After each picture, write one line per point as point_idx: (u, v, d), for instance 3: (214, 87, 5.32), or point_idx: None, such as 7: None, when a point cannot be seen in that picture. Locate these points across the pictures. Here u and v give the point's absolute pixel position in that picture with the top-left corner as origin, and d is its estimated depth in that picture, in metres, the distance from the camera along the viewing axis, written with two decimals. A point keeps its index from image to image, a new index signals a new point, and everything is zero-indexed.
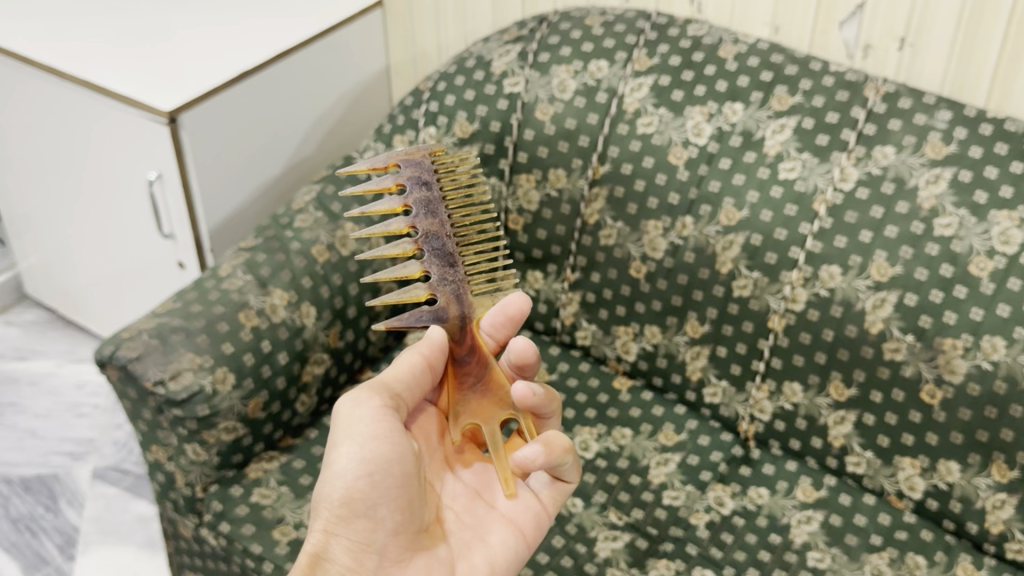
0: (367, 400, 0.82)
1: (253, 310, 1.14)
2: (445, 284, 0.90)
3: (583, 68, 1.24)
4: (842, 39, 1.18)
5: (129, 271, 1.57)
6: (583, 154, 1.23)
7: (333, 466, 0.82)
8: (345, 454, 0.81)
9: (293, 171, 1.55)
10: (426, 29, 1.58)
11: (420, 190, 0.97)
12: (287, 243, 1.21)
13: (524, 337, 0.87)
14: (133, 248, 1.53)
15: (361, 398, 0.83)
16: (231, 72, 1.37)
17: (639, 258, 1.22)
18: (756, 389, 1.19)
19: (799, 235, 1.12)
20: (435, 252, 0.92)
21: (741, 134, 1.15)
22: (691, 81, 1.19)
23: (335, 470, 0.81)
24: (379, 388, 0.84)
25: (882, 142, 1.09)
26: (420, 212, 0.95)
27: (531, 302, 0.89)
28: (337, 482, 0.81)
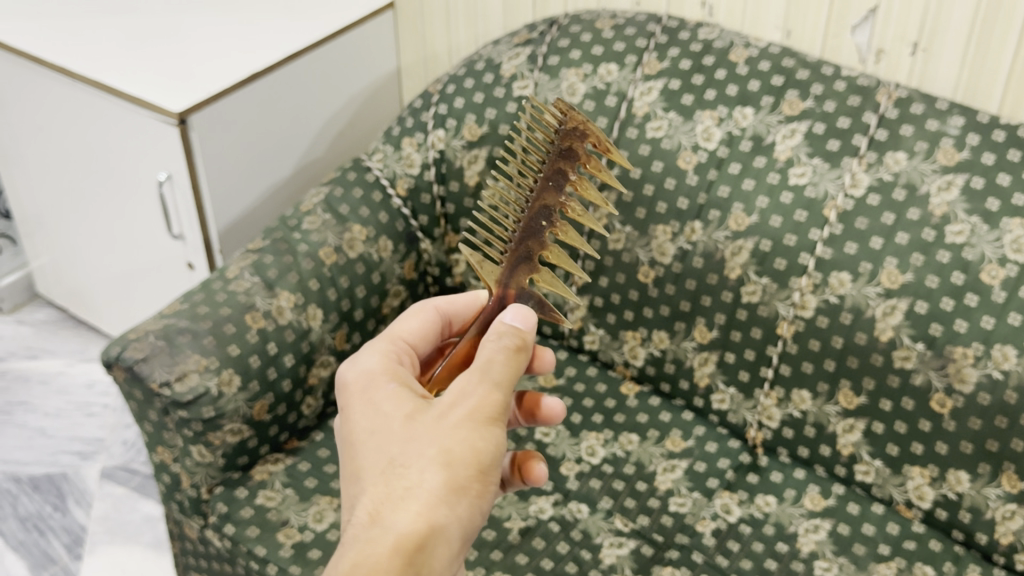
0: (498, 398, 0.68)
1: (261, 312, 1.14)
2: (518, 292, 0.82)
3: (593, 71, 1.24)
4: (854, 44, 1.17)
5: (140, 272, 1.58)
6: None
7: (458, 454, 0.65)
8: (482, 449, 0.65)
9: (303, 172, 1.55)
10: (436, 31, 1.58)
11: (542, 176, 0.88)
12: (295, 245, 1.21)
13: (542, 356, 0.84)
14: (143, 248, 1.53)
15: (491, 398, 0.68)
16: (242, 73, 1.37)
17: (648, 263, 1.22)
18: (764, 396, 1.18)
19: (809, 241, 1.11)
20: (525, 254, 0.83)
21: (751, 139, 1.15)
22: (702, 85, 1.19)
23: (470, 456, 0.65)
24: (505, 389, 0.69)
25: (894, 148, 1.09)
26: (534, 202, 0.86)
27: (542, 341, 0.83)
28: (471, 474, 0.64)
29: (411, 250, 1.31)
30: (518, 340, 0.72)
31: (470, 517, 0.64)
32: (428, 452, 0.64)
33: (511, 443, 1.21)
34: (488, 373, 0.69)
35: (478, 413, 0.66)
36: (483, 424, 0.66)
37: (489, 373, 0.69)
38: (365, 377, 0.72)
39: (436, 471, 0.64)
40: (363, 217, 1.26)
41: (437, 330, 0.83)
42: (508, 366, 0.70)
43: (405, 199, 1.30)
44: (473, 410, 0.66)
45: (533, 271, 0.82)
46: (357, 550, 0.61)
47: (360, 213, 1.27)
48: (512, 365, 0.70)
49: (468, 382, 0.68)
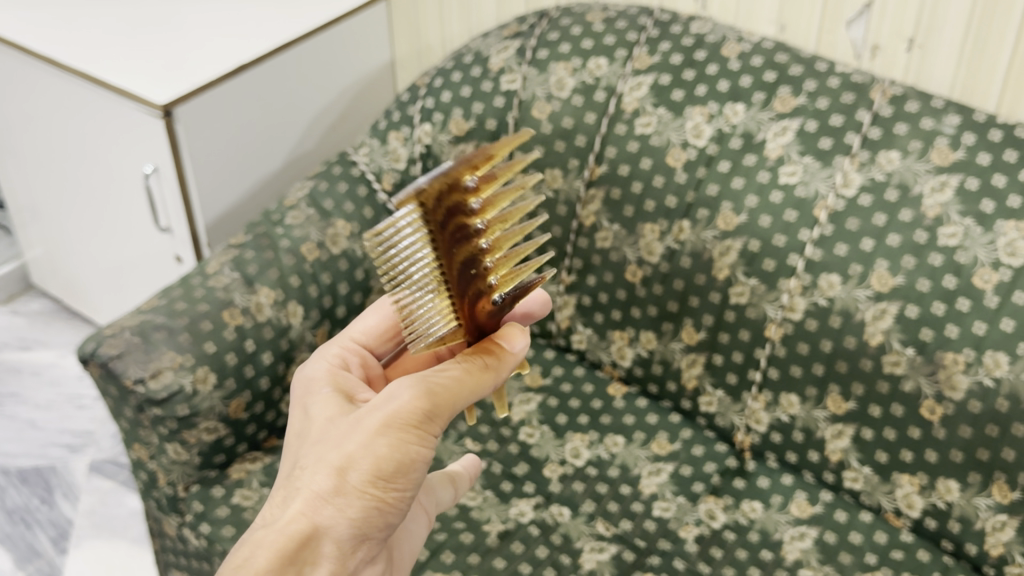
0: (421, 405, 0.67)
1: (239, 309, 1.12)
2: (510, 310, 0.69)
3: (582, 65, 1.21)
4: (850, 39, 1.14)
5: (129, 265, 1.56)
6: (580, 154, 1.20)
7: (356, 464, 0.65)
8: (382, 456, 0.66)
9: (292, 165, 1.53)
10: (430, 22, 1.55)
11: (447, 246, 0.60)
12: (277, 241, 1.20)
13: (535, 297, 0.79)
14: (131, 242, 1.52)
15: (412, 410, 0.66)
16: (229, 66, 1.35)
17: (636, 262, 1.19)
18: (753, 399, 1.15)
19: (799, 242, 1.08)
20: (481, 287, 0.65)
21: (741, 136, 1.13)
22: (692, 80, 1.16)
23: (368, 463, 0.65)
24: (437, 397, 0.67)
25: (887, 147, 1.06)
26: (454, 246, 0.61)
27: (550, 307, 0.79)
28: (365, 481, 0.65)
29: None
30: (485, 352, 0.68)
31: (365, 519, 0.66)
32: (326, 456, 0.66)
33: (494, 443, 1.19)
34: (422, 380, 0.67)
35: (396, 418, 0.66)
36: (394, 432, 0.66)
37: (425, 379, 0.67)
38: (309, 381, 0.76)
39: (326, 474, 0.66)
40: (347, 212, 1.25)
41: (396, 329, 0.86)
42: (453, 376, 0.67)
43: (391, 193, 1.28)
44: (387, 415, 0.66)
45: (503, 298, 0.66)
46: (244, 548, 0.65)
47: (344, 208, 1.25)
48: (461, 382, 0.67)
49: (395, 387, 0.68)
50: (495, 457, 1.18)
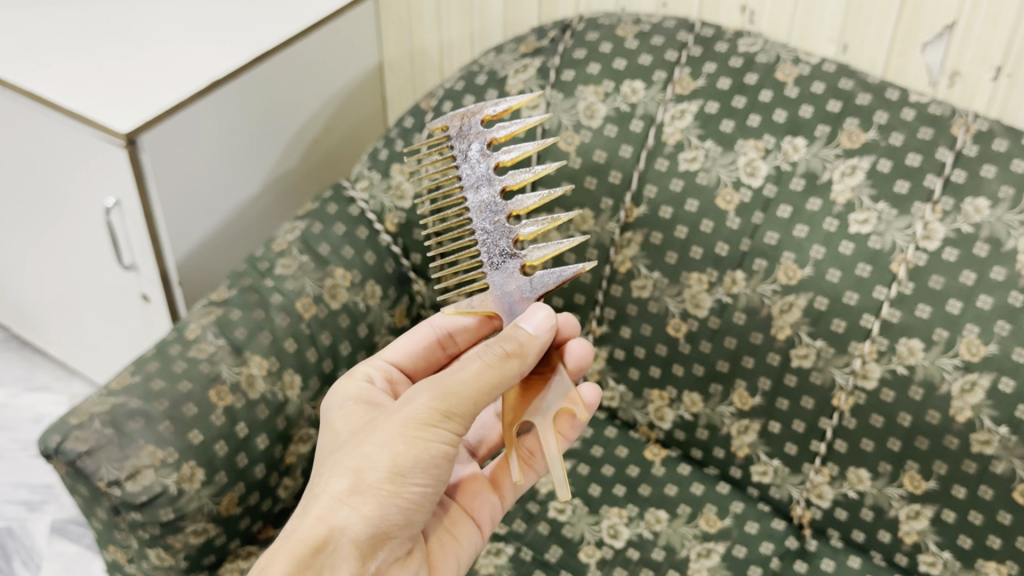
0: (442, 398, 0.72)
1: (227, 386, 0.96)
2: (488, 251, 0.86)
3: (615, 90, 1.06)
4: (924, 63, 1.00)
5: (88, 302, 1.38)
6: (614, 193, 1.06)
7: (385, 461, 0.71)
8: (404, 453, 0.71)
9: (272, 187, 1.36)
10: (424, 22, 1.38)
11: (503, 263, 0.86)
12: (267, 296, 1.04)
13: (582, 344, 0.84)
14: (92, 278, 1.34)
15: (441, 403, 0.72)
16: (200, 83, 1.17)
17: (679, 315, 1.05)
18: (815, 472, 1.02)
19: (873, 301, 0.95)
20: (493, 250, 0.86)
21: (804, 176, 0.99)
22: (744, 109, 1.02)
23: (387, 460, 0.70)
24: (449, 390, 0.72)
25: (974, 193, 0.93)
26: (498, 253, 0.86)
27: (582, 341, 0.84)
28: (382, 477, 0.70)
29: (402, 294, 1.14)
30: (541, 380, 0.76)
31: (382, 514, 0.71)
32: (354, 454, 0.72)
33: (522, 522, 1.05)
34: (440, 384, 0.72)
35: (412, 420, 0.71)
36: (413, 432, 0.71)
37: (443, 383, 0.72)
38: (333, 401, 0.85)
39: (345, 476, 0.71)
40: (347, 258, 1.09)
41: (432, 347, 0.92)
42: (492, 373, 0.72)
43: (395, 235, 1.13)
44: (405, 419, 0.72)
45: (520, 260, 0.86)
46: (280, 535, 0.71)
47: (343, 254, 1.09)
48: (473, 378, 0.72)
49: (418, 389, 0.73)
50: (524, 540, 1.04)
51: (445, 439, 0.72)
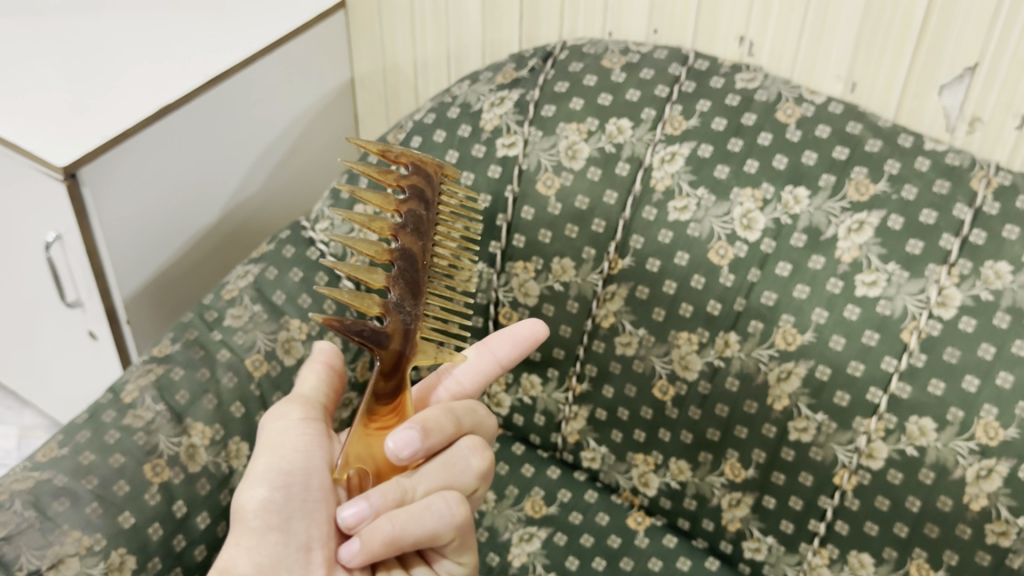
0: (283, 406, 0.72)
1: (165, 459, 0.87)
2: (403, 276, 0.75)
3: (599, 128, 0.96)
4: (941, 107, 0.91)
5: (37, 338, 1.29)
6: (597, 242, 0.96)
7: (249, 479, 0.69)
8: (256, 468, 0.69)
9: (232, 215, 1.26)
10: (398, 39, 1.27)
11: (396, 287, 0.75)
12: (214, 353, 0.95)
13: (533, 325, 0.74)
14: (39, 316, 1.24)
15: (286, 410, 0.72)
16: (147, 109, 1.07)
17: (666, 377, 0.96)
18: (813, 553, 0.94)
19: (881, 373, 0.86)
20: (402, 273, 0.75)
21: (806, 232, 0.89)
22: (741, 153, 0.92)
23: (249, 473, 0.69)
24: (298, 396, 0.73)
25: (994, 256, 0.84)
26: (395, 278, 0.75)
27: (542, 328, 0.74)
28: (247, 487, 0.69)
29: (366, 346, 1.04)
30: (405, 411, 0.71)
31: (264, 519, 0.68)
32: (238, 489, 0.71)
33: None
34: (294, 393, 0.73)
35: (266, 426, 0.71)
36: (266, 438, 0.70)
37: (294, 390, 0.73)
38: None
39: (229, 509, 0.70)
40: (304, 308, 1.00)
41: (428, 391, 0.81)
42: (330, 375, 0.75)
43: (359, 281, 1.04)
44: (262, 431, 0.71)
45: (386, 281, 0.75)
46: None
47: (299, 303, 1.00)
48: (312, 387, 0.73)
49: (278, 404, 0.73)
50: None
51: (293, 434, 0.70)
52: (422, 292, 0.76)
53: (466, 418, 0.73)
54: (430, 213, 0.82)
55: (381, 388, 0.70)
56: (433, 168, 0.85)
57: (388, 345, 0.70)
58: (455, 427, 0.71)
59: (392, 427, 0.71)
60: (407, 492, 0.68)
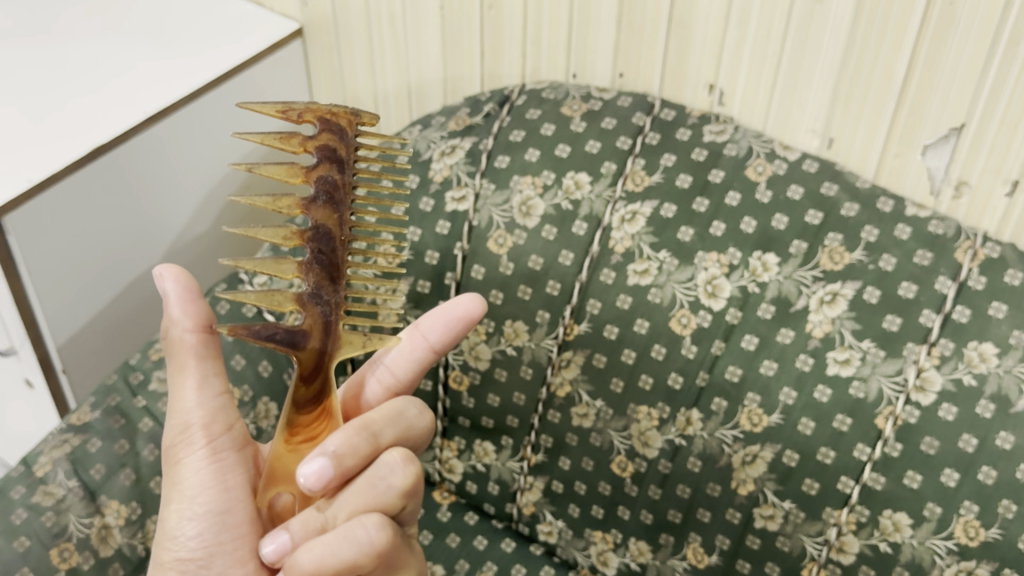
0: (180, 429, 0.61)
1: (75, 543, 0.81)
2: (321, 259, 0.61)
3: (555, 182, 0.89)
4: (925, 169, 0.83)
5: None
6: (551, 306, 0.89)
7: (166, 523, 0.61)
8: (171, 510, 0.61)
9: (177, 254, 1.19)
10: (357, 71, 1.19)
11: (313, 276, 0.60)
12: (137, 421, 0.88)
13: (468, 302, 0.62)
14: None
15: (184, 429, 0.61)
16: (85, 146, 1.00)
17: (625, 453, 0.89)
18: None
19: (853, 462, 0.79)
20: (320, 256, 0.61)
21: (774, 303, 0.82)
22: (707, 213, 0.85)
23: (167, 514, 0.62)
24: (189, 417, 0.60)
25: (979, 337, 0.76)
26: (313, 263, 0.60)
27: (479, 304, 0.62)
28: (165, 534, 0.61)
29: None
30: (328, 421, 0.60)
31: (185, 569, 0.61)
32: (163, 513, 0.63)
33: None
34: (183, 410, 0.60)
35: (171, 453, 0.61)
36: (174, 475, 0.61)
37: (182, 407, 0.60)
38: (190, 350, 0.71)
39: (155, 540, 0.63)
40: (236, 370, 0.91)
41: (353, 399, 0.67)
42: (217, 363, 0.61)
43: None
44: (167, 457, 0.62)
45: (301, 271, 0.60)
46: None
47: None
48: (196, 394, 0.60)
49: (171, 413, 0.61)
50: None
51: (197, 471, 0.60)
52: (345, 274, 0.61)
53: (385, 431, 0.60)
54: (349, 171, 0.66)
55: (300, 395, 0.58)
56: (346, 119, 0.69)
57: (305, 344, 0.58)
58: (372, 446, 0.59)
59: (318, 438, 0.60)
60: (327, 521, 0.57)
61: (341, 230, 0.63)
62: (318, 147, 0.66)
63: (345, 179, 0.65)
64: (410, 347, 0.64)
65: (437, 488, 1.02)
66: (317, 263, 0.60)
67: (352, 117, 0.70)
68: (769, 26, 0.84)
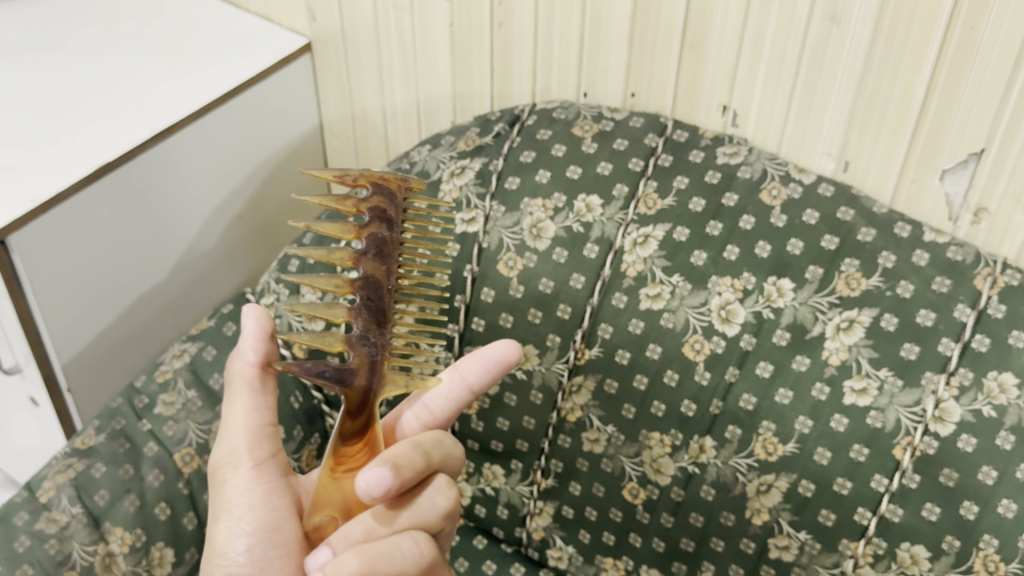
0: (227, 452, 0.63)
1: (79, 572, 0.79)
2: (368, 307, 0.63)
3: (566, 204, 0.88)
4: (943, 194, 0.82)
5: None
6: (562, 330, 0.88)
7: (213, 542, 0.63)
8: (219, 528, 0.63)
9: (183, 273, 1.17)
10: (365, 86, 1.18)
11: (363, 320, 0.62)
12: (141, 446, 0.87)
13: (507, 346, 0.61)
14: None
15: (232, 452, 0.63)
16: (89, 166, 0.99)
17: (637, 479, 0.87)
18: None
19: (870, 492, 0.78)
20: (369, 304, 0.63)
21: (789, 329, 0.80)
22: (720, 237, 0.84)
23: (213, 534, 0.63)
24: (239, 439, 0.63)
25: (998, 366, 0.74)
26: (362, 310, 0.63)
27: (518, 350, 0.61)
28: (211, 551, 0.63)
29: (312, 433, 0.96)
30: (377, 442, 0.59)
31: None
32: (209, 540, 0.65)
33: None
34: (233, 432, 0.63)
35: (219, 475, 0.63)
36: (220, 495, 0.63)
37: (232, 428, 0.63)
38: None
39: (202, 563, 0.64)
40: None
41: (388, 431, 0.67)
42: (268, 393, 0.64)
43: None
44: (215, 479, 0.64)
45: (349, 316, 0.62)
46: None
47: None
48: (247, 419, 0.63)
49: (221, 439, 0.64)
50: None
51: (244, 490, 0.62)
52: (390, 320, 0.63)
53: (436, 450, 0.59)
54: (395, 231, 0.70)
55: (347, 429, 0.58)
56: (396, 185, 0.75)
57: (353, 381, 0.58)
58: (426, 462, 0.58)
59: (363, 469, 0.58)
60: (373, 530, 0.56)
61: (389, 280, 0.66)
62: (370, 208, 0.70)
63: (394, 236, 0.69)
64: (450, 391, 0.63)
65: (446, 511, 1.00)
66: (366, 310, 0.63)
67: (401, 183, 0.75)
68: (785, 48, 0.83)
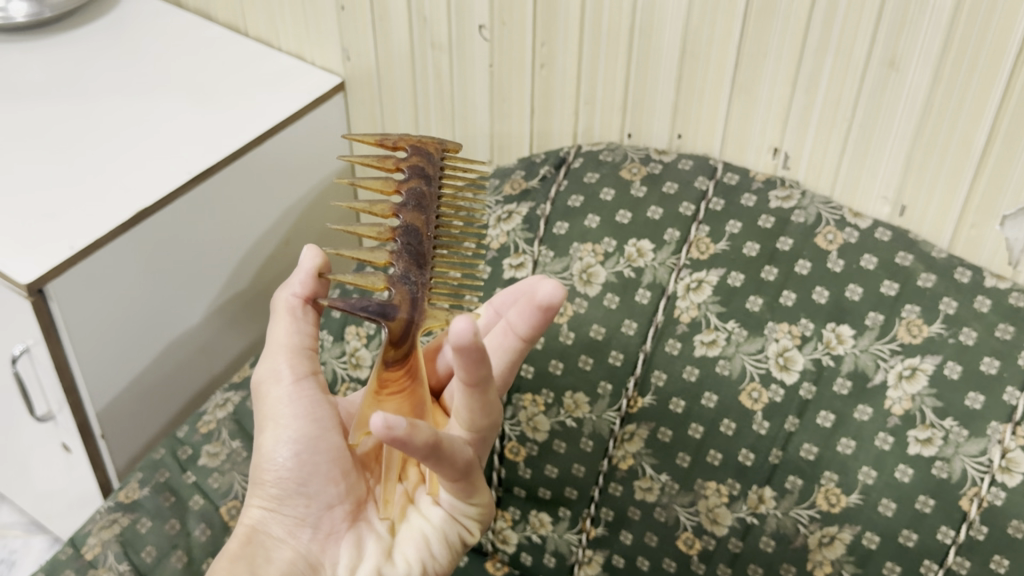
0: (271, 367, 0.66)
1: None
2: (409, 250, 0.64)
3: (616, 250, 0.88)
4: (1003, 239, 0.81)
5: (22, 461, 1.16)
6: (613, 377, 0.86)
7: (259, 450, 0.65)
8: (264, 437, 0.65)
9: (218, 314, 1.15)
10: (401, 124, 1.17)
11: (405, 263, 0.63)
12: (186, 498, 0.85)
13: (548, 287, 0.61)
14: (20, 436, 1.12)
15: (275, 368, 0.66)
16: (125, 212, 0.97)
17: (692, 529, 0.85)
18: None
19: (936, 544, 0.76)
20: (409, 248, 0.64)
21: (850, 378, 0.79)
22: (776, 283, 0.83)
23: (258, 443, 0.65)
24: (283, 354, 0.66)
25: None
26: (403, 253, 0.64)
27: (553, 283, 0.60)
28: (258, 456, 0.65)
29: None
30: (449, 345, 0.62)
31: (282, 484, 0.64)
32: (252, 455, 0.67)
33: None
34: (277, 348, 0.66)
35: (262, 387, 0.66)
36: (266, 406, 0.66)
37: (276, 343, 0.66)
38: None
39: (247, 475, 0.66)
40: None
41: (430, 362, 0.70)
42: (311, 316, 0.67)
43: None
44: (258, 393, 0.66)
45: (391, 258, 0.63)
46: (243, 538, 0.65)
47: None
48: (291, 336, 0.66)
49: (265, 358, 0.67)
50: None
51: (288, 400, 0.65)
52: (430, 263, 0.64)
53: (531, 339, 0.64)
54: (434, 185, 0.70)
55: (389, 356, 0.60)
56: (433, 147, 0.73)
57: (396, 315, 0.59)
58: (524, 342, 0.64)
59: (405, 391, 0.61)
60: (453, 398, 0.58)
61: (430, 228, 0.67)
62: (410, 166, 0.70)
63: (433, 191, 0.69)
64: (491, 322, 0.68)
65: (490, 559, 0.96)
66: (407, 253, 0.64)
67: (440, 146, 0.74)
68: (840, 93, 0.82)
